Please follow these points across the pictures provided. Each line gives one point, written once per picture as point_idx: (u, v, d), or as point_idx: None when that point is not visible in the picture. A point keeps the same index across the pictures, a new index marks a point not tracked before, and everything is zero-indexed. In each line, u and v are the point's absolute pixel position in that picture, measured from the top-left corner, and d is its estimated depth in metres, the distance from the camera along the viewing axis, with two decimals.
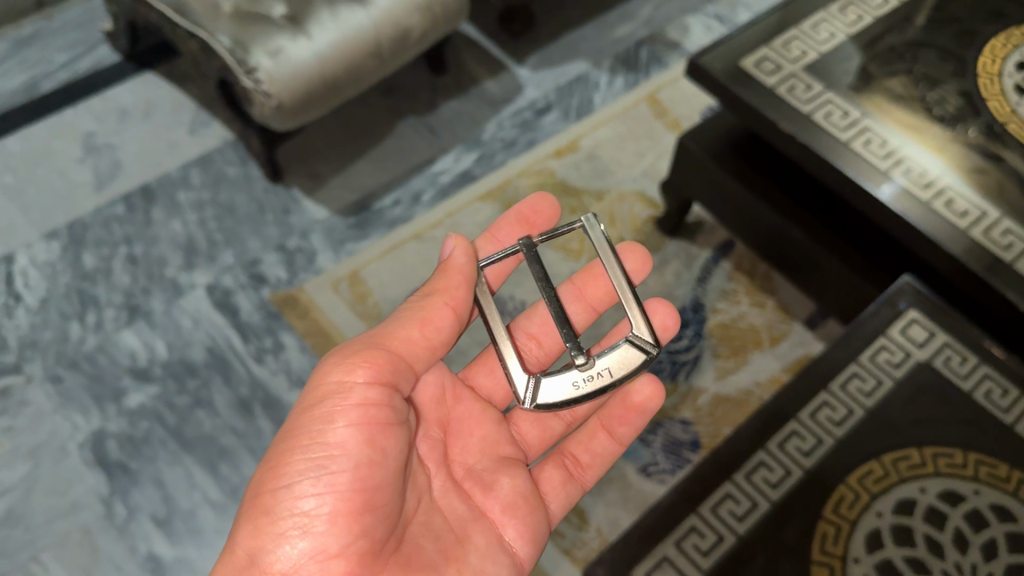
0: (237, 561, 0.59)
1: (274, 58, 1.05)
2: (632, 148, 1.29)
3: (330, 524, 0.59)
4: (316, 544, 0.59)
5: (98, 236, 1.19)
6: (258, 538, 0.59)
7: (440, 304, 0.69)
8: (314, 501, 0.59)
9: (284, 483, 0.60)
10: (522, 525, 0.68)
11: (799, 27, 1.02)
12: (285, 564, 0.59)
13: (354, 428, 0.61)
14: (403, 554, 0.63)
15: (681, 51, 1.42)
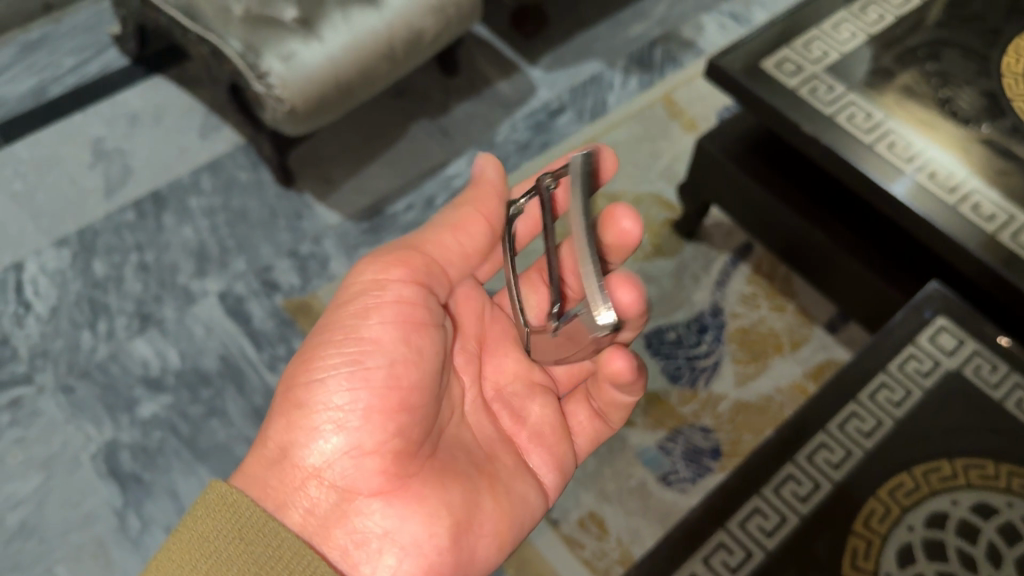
0: (271, 454, 0.61)
1: (286, 62, 1.03)
2: (647, 149, 1.28)
3: (364, 419, 0.60)
4: (349, 441, 0.60)
5: (109, 242, 1.18)
6: (292, 432, 0.60)
7: (473, 212, 0.71)
8: (349, 393, 0.60)
9: (318, 377, 0.61)
10: (548, 453, 0.69)
11: (819, 27, 1.00)
12: (317, 458, 0.60)
13: (388, 325, 0.63)
14: (438, 459, 0.62)
15: (696, 50, 1.40)
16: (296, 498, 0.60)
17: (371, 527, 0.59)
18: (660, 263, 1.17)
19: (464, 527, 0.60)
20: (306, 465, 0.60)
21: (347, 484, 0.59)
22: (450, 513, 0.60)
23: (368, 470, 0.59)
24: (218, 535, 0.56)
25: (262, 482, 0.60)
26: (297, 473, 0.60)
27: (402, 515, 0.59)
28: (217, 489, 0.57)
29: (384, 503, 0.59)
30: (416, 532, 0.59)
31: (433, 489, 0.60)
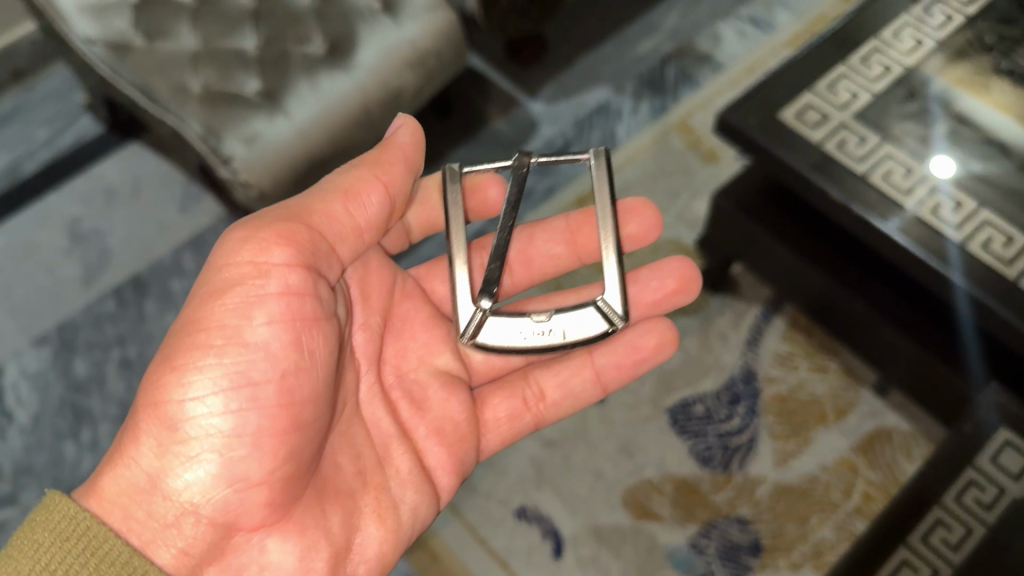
0: (137, 482, 0.57)
1: (249, 144, 0.94)
2: (663, 188, 1.16)
3: (254, 447, 0.56)
4: (229, 469, 0.56)
5: (89, 337, 1.10)
6: (162, 458, 0.56)
7: (371, 177, 0.65)
8: (240, 413, 0.56)
9: (194, 393, 0.56)
10: (447, 452, 0.70)
11: (847, 61, 0.86)
12: (189, 488, 0.56)
13: (279, 328, 0.58)
14: (319, 480, 0.62)
15: (714, 64, 1.26)
16: (166, 536, 0.57)
17: (248, 563, 0.59)
18: (682, 321, 1.04)
19: (344, 555, 0.61)
20: (176, 497, 0.56)
21: (224, 517, 0.57)
22: (330, 542, 0.60)
23: (255, 503, 0.57)
24: (71, 567, 0.54)
25: (122, 509, 0.56)
26: (167, 508, 0.56)
27: (295, 548, 0.59)
28: (66, 515, 0.55)
29: (264, 536, 0.59)
30: (296, 566, 0.59)
31: (314, 519, 0.60)
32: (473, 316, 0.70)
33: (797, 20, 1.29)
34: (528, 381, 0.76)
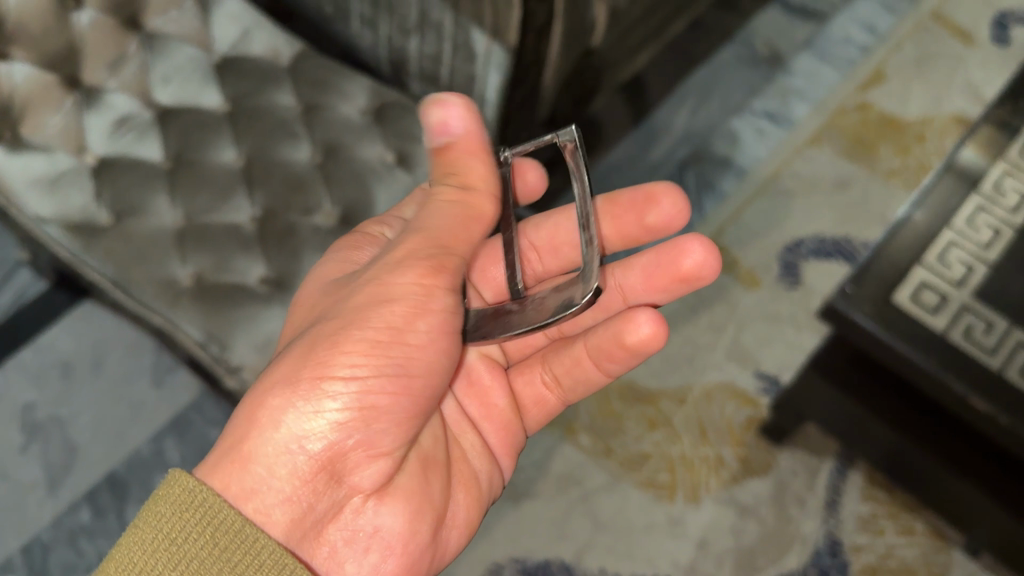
0: (273, 445, 0.52)
1: (263, 352, 0.78)
2: (706, 322, 1.05)
3: (395, 425, 0.55)
4: (368, 439, 0.54)
5: (64, 560, 0.94)
6: (304, 423, 0.52)
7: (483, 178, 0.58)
8: (383, 392, 0.53)
9: (341, 364, 0.53)
10: (502, 439, 0.68)
11: (953, 224, 0.77)
12: (327, 451, 0.53)
13: (434, 334, 0.55)
14: (422, 449, 0.60)
15: (736, 169, 1.16)
16: (296, 497, 0.53)
17: (361, 526, 0.56)
18: (752, 486, 0.95)
19: (443, 522, 0.60)
20: (319, 457, 0.53)
21: (356, 482, 0.55)
22: (435, 511, 0.59)
23: (380, 472, 0.55)
24: (186, 536, 0.50)
25: (260, 468, 0.52)
26: (304, 471, 0.53)
27: (406, 523, 0.57)
28: (179, 488, 0.51)
29: (382, 501, 0.56)
30: (408, 530, 0.57)
31: (421, 487, 0.58)
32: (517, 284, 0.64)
33: (815, 113, 1.19)
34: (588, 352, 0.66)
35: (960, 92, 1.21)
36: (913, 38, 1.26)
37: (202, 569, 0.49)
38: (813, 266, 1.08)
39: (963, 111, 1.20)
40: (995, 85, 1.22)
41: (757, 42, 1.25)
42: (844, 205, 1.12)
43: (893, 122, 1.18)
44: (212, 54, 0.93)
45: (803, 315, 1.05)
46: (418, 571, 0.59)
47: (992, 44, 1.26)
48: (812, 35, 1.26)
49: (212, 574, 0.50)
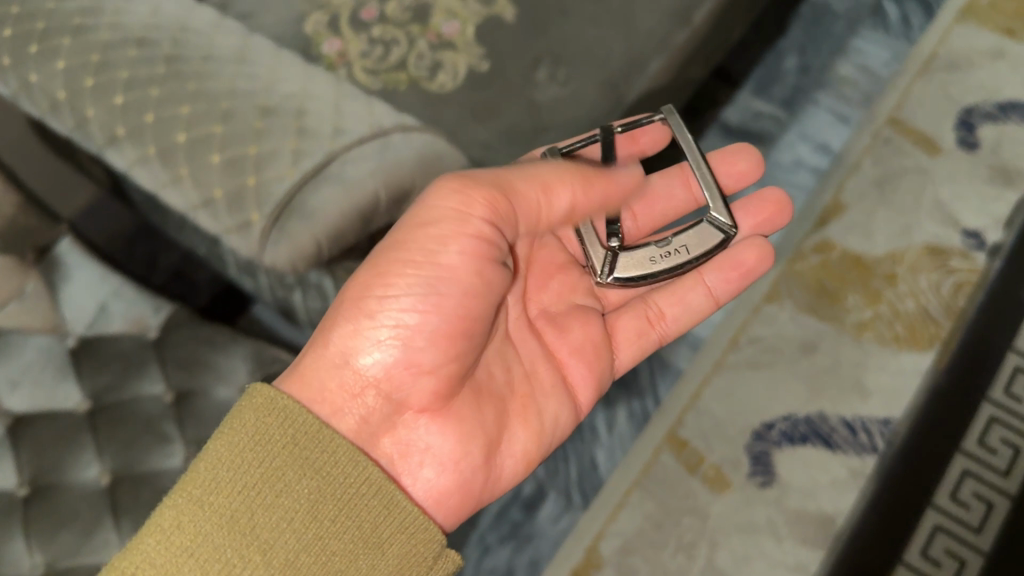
0: (330, 361, 0.60)
1: None
2: (673, 539, 0.92)
3: (430, 342, 0.59)
4: (408, 356, 0.59)
5: None
6: (354, 339, 0.59)
7: (569, 175, 0.65)
8: (415, 315, 0.59)
9: (387, 293, 0.59)
10: (589, 370, 0.71)
11: None
12: (378, 368, 0.60)
13: (466, 256, 0.59)
14: (475, 380, 0.65)
15: (690, 339, 1.03)
16: (351, 404, 0.60)
17: (416, 440, 0.62)
18: None
19: (493, 448, 0.64)
20: (367, 378, 0.60)
21: (402, 398, 0.61)
22: (483, 433, 0.63)
23: (426, 390, 0.60)
24: (272, 438, 0.55)
25: (319, 385, 0.59)
26: (355, 381, 0.60)
27: (453, 442, 0.62)
28: (264, 393, 0.56)
29: (430, 420, 0.62)
30: (454, 450, 0.62)
31: (471, 414, 0.63)
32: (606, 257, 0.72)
33: (771, 261, 1.07)
34: (699, 279, 0.76)
35: (929, 214, 1.09)
36: (870, 154, 1.13)
37: (284, 464, 0.54)
38: (786, 455, 0.95)
39: (935, 238, 1.07)
40: (967, 201, 1.10)
41: None
42: (813, 375, 1.00)
43: (858, 261, 1.06)
44: (65, 338, 0.79)
45: (782, 518, 0.92)
46: (469, 489, 0.63)
47: (958, 147, 1.13)
48: None
49: (295, 466, 0.55)
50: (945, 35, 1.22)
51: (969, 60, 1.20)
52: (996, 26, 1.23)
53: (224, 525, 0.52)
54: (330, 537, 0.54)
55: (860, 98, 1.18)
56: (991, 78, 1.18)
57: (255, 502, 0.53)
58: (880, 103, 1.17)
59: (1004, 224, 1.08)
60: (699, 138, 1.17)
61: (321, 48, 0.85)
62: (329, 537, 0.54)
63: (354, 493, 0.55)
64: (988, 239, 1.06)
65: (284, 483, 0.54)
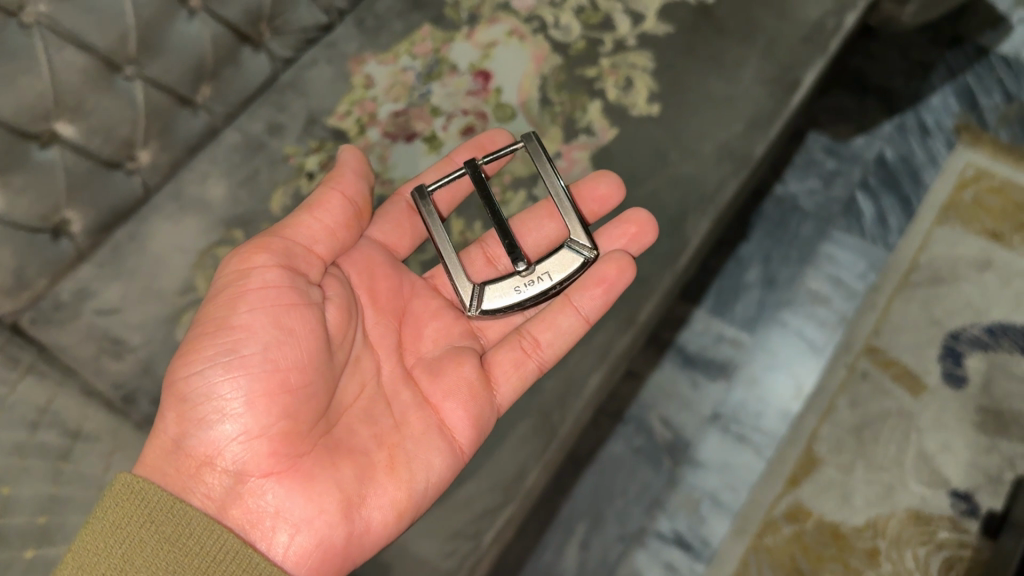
0: (164, 447, 0.57)
1: None
2: None
3: (247, 406, 0.55)
4: (234, 427, 0.55)
5: None
6: (182, 424, 0.56)
7: (327, 190, 0.63)
8: (227, 383, 0.55)
9: (194, 369, 0.56)
10: (465, 408, 0.62)
11: None
12: (211, 446, 0.56)
13: (260, 314, 0.57)
14: (329, 438, 0.59)
15: None
16: (194, 484, 0.56)
17: (265, 507, 0.56)
18: None
19: (353, 502, 0.57)
20: (199, 453, 0.56)
21: (239, 467, 0.56)
22: (339, 489, 0.56)
23: (258, 452, 0.55)
24: (131, 518, 0.54)
25: (158, 472, 0.56)
26: (190, 462, 0.56)
27: (302, 506, 0.55)
28: (122, 481, 0.55)
29: (277, 483, 0.56)
30: (307, 508, 0.55)
31: (322, 472, 0.57)
32: (470, 289, 0.67)
33: (737, 533, 0.94)
34: (568, 302, 0.67)
35: (915, 470, 0.96)
36: (846, 392, 1.01)
37: (140, 541, 0.53)
38: None
39: (922, 502, 0.94)
40: (956, 453, 0.97)
41: (653, 421, 1.00)
42: None
43: (836, 533, 0.93)
44: None
45: None
46: (336, 545, 0.56)
47: (944, 384, 1.01)
48: (720, 402, 1.01)
49: (149, 542, 0.53)
50: (928, 237, 1.10)
51: (953, 271, 1.08)
52: (983, 226, 1.11)
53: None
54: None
55: (834, 320, 1.06)
56: (978, 294, 1.06)
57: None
58: (857, 324, 1.05)
59: (1000, 483, 0.95)
60: (656, 367, 1.04)
61: None
62: None
63: (207, 560, 0.53)
64: (980, 504, 0.94)
65: (140, 559, 0.53)
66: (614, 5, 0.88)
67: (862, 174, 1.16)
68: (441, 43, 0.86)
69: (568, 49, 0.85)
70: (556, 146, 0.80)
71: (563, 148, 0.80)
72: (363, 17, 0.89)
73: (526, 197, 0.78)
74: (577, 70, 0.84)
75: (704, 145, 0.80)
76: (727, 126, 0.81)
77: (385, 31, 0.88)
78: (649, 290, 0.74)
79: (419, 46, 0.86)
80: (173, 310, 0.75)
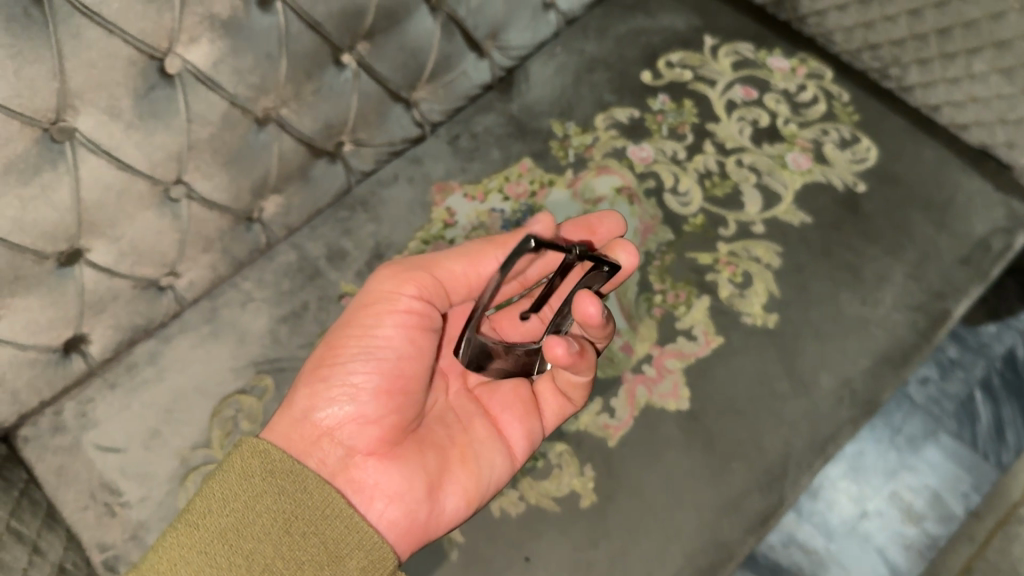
0: (292, 419, 0.54)
1: None
2: None
3: (374, 394, 0.53)
4: (359, 407, 0.53)
5: None
6: (314, 399, 0.54)
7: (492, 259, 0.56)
8: (360, 375, 0.53)
9: (336, 359, 0.54)
10: (517, 424, 0.60)
11: None
12: (334, 422, 0.53)
13: (401, 329, 0.54)
14: (423, 432, 0.57)
15: None
16: (309, 454, 0.53)
17: (370, 480, 0.53)
18: None
19: (438, 488, 0.55)
20: (323, 425, 0.53)
21: (354, 442, 0.53)
22: (428, 474, 0.55)
23: (373, 433, 0.54)
24: (256, 473, 0.50)
25: (283, 436, 0.53)
26: (313, 431, 0.53)
27: (399, 479, 0.53)
28: (249, 442, 0.51)
29: (384, 462, 0.54)
30: (406, 486, 0.53)
31: (420, 458, 0.55)
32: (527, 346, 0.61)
33: None
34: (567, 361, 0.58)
35: None
36: None
37: (264, 492, 0.50)
38: None
39: None
40: None
41: None
42: None
43: None
44: None
45: None
46: (418, 526, 0.54)
47: None
48: None
49: (272, 493, 0.50)
50: None
51: None
52: None
53: (215, 540, 0.48)
54: (301, 550, 0.49)
55: (924, 544, 0.92)
56: None
57: (237, 523, 0.49)
58: (948, 556, 0.91)
59: None
60: None
61: None
62: (293, 558, 0.49)
63: (314, 515, 0.50)
64: None
65: (261, 507, 0.49)
66: (746, 176, 0.75)
67: (985, 371, 1.02)
68: (539, 185, 0.75)
69: (683, 223, 0.73)
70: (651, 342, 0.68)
71: (654, 354, 0.67)
72: (458, 133, 0.79)
73: (600, 407, 0.65)
74: (688, 253, 0.71)
75: (823, 377, 0.67)
76: (853, 358, 0.68)
77: (479, 157, 0.77)
78: (728, 555, 0.60)
79: (513, 184, 0.75)
80: (181, 466, 0.65)
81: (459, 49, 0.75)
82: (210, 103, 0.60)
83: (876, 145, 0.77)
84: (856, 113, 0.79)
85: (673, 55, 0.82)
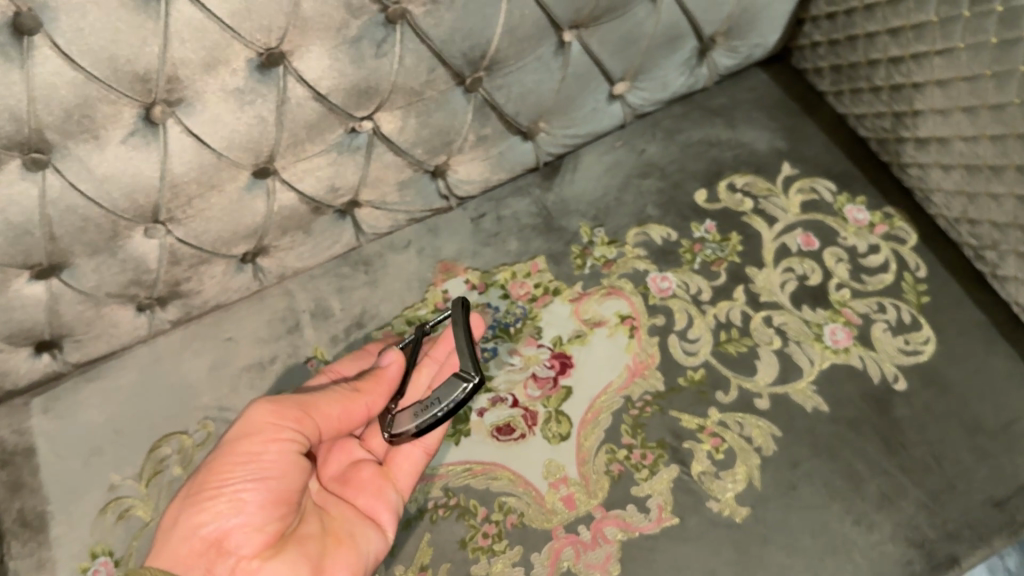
0: (174, 543, 0.51)
1: None
2: None
3: (258, 506, 0.52)
4: (245, 517, 0.51)
5: None
6: (198, 513, 0.51)
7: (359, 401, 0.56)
8: (244, 490, 0.52)
9: (218, 481, 0.52)
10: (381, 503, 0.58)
11: None
12: (219, 532, 0.51)
13: (282, 452, 0.53)
14: (310, 523, 0.55)
15: None
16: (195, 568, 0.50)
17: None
18: None
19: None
20: (210, 538, 0.51)
21: (241, 548, 0.51)
22: (312, 559, 0.52)
23: (259, 535, 0.51)
24: None
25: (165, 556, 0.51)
26: (197, 547, 0.51)
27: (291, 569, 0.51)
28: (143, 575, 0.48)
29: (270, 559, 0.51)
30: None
31: (309, 545, 0.53)
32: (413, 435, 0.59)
33: None
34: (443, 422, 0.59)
35: None
36: None
37: None
38: None
39: None
40: None
41: None
42: None
43: None
44: None
45: None
46: None
47: None
48: None
49: None
50: None
51: None
52: None
53: None
54: None
55: None
56: None
57: None
58: None
59: None
60: None
61: (88, 566, 0.63)
62: None
63: None
64: None
65: None
66: (769, 339, 0.67)
67: None
68: (542, 293, 0.70)
69: (679, 375, 0.66)
70: (599, 499, 0.61)
71: (595, 515, 0.61)
72: (484, 212, 0.74)
73: (517, 559, 0.60)
74: (672, 411, 0.64)
75: None
76: None
77: (495, 244, 0.73)
78: None
79: (517, 283, 0.70)
80: (106, 494, 0.65)
81: (497, 130, 0.70)
82: (197, 155, 0.59)
83: (936, 338, 0.67)
84: (927, 294, 0.69)
85: (739, 178, 0.75)
